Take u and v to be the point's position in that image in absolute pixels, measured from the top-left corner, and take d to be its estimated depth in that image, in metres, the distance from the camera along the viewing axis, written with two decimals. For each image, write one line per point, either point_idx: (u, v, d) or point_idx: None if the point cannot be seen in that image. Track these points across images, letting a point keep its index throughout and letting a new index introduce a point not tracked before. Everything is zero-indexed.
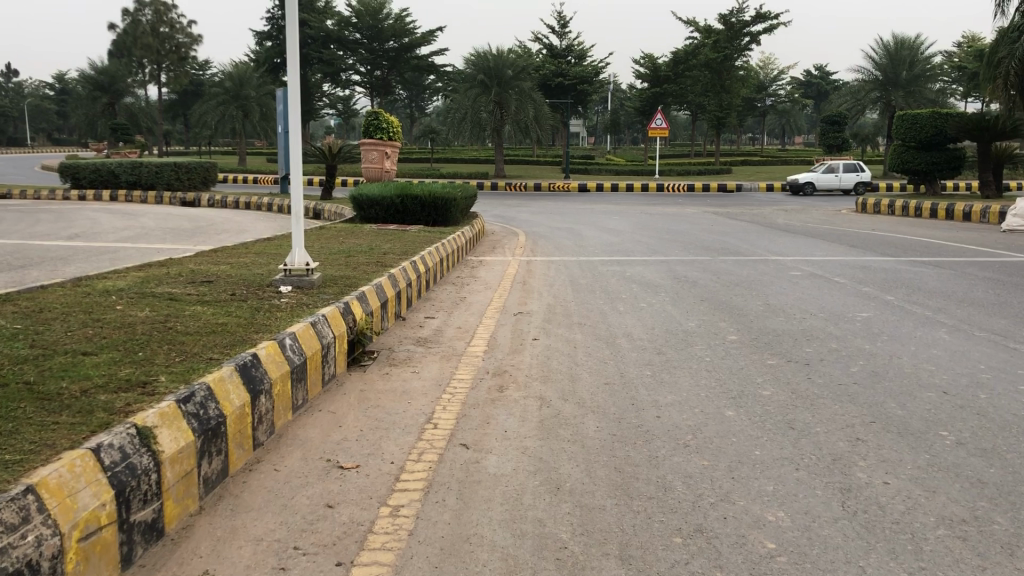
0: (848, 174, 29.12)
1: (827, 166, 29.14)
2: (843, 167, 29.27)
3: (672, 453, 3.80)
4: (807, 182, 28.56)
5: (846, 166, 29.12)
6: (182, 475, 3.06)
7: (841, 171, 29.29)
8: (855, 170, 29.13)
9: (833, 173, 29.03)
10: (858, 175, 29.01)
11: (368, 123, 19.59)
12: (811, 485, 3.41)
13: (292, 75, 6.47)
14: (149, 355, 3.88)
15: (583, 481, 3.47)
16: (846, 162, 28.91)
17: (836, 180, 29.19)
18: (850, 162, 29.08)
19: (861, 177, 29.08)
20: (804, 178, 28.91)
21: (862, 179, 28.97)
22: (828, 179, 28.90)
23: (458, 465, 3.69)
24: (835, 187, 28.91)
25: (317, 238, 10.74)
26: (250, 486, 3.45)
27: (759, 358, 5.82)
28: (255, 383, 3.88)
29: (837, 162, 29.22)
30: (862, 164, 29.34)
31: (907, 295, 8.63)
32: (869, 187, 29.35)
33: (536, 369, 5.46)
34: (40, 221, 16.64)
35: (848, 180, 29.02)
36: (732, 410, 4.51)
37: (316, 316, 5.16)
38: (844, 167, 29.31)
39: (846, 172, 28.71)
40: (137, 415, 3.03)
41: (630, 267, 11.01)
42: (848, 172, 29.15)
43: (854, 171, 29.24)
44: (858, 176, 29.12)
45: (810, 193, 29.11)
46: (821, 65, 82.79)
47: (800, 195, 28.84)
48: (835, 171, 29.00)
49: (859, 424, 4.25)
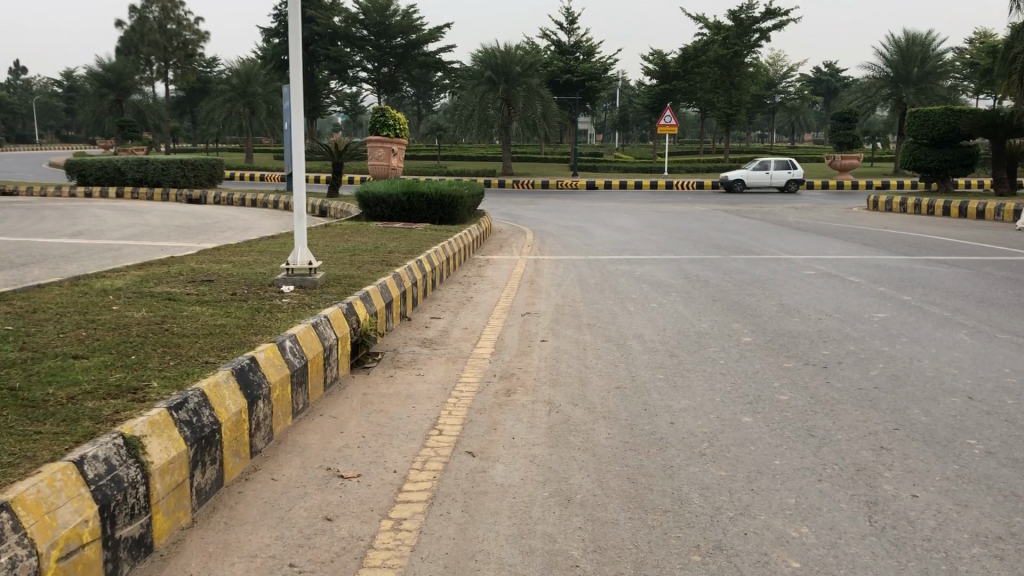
0: (779, 171, 28.68)
1: (759, 163, 28.78)
2: (775, 164, 28.86)
3: (688, 463, 3.64)
4: (735, 180, 28.32)
5: (777, 163, 28.72)
6: (172, 487, 2.90)
7: (773, 168, 28.78)
8: (787, 167, 28.70)
9: (764, 170, 28.65)
10: (789, 172, 28.54)
11: (375, 119, 19.45)
12: (834, 498, 3.24)
13: (295, 70, 6.30)
14: (142, 359, 3.73)
15: (595, 492, 3.30)
16: (777, 160, 28.41)
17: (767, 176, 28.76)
18: (782, 159, 28.67)
19: (792, 174, 28.65)
20: (734, 176, 28.64)
21: (794, 177, 28.46)
22: (759, 176, 28.55)
23: (463, 475, 3.53)
24: (764, 185, 28.60)
25: (322, 236, 10.59)
26: (246, 497, 3.29)
27: (775, 361, 5.63)
28: (252, 388, 3.72)
29: (769, 159, 28.83)
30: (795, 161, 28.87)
31: (924, 296, 8.43)
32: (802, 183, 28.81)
33: (545, 373, 5.29)
34: (45, 218, 16.53)
35: (778, 178, 28.62)
36: (748, 416, 4.34)
37: (318, 317, 5.00)
38: (776, 164, 28.89)
39: (775, 171, 28.31)
40: (125, 424, 2.87)
41: (639, 266, 10.83)
42: (780, 168, 28.71)
43: (786, 168, 28.78)
44: (790, 173, 28.67)
45: (741, 190, 28.84)
46: (830, 62, 82.29)
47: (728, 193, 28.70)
48: (766, 168, 28.62)
49: (882, 432, 4.08)
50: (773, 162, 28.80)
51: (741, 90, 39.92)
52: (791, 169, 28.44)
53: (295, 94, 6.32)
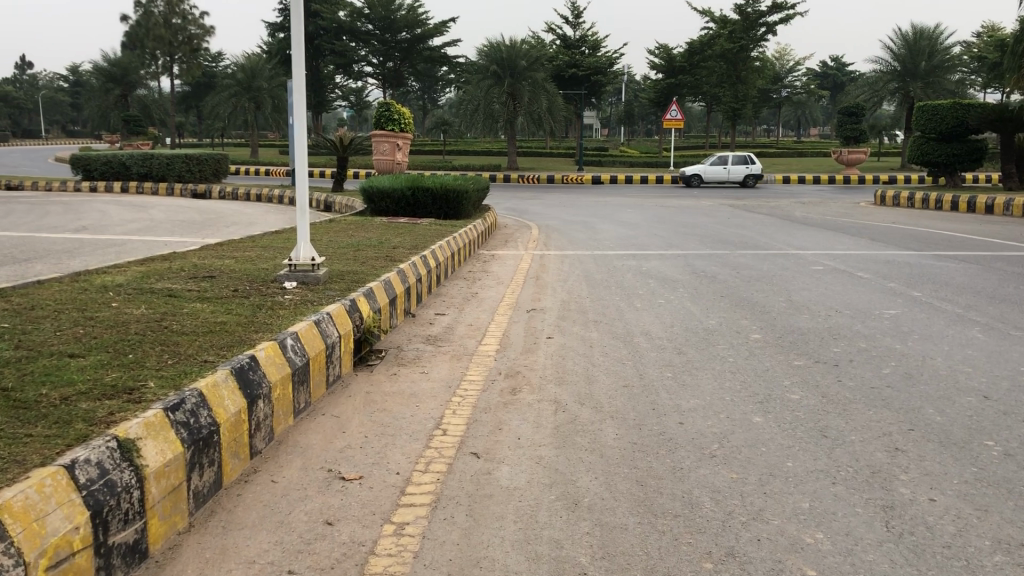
0: (737, 166, 28.53)
1: (718, 158, 28.69)
2: (734, 159, 28.77)
3: (698, 465, 3.55)
4: (690, 175, 28.32)
5: (735, 158, 28.60)
6: (168, 491, 2.82)
7: (731, 163, 28.64)
8: (745, 162, 28.52)
9: (721, 165, 28.57)
10: (746, 167, 28.38)
11: (380, 114, 19.36)
12: (850, 502, 3.15)
13: (297, 63, 6.20)
14: (140, 358, 3.64)
15: (602, 496, 3.21)
16: (734, 155, 28.24)
17: (724, 172, 28.63)
18: (740, 154, 28.53)
19: (749, 169, 28.49)
20: (691, 171, 28.65)
21: (750, 173, 28.24)
22: (715, 171, 28.46)
23: (468, 477, 3.44)
24: (721, 180, 28.52)
25: (326, 231, 10.51)
26: (245, 500, 3.21)
27: (785, 359, 5.54)
28: (251, 388, 3.63)
29: (728, 154, 28.73)
30: (755, 155, 28.60)
31: (934, 292, 8.31)
32: (761, 178, 28.61)
33: (551, 370, 5.21)
34: (50, 213, 16.49)
35: (735, 173, 28.50)
36: (759, 416, 4.25)
37: (320, 314, 4.91)
38: (735, 159, 28.76)
39: (731, 167, 28.18)
40: (120, 425, 2.79)
41: (645, 262, 10.73)
42: (738, 163, 28.56)
43: (744, 163, 28.59)
44: (748, 168, 28.50)
45: (699, 185, 28.84)
46: (837, 57, 82.00)
47: (686, 187, 28.73)
48: (723, 163, 28.53)
49: (896, 432, 3.98)
50: (731, 158, 28.68)
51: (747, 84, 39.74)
52: (748, 165, 28.28)
53: (298, 88, 6.23)
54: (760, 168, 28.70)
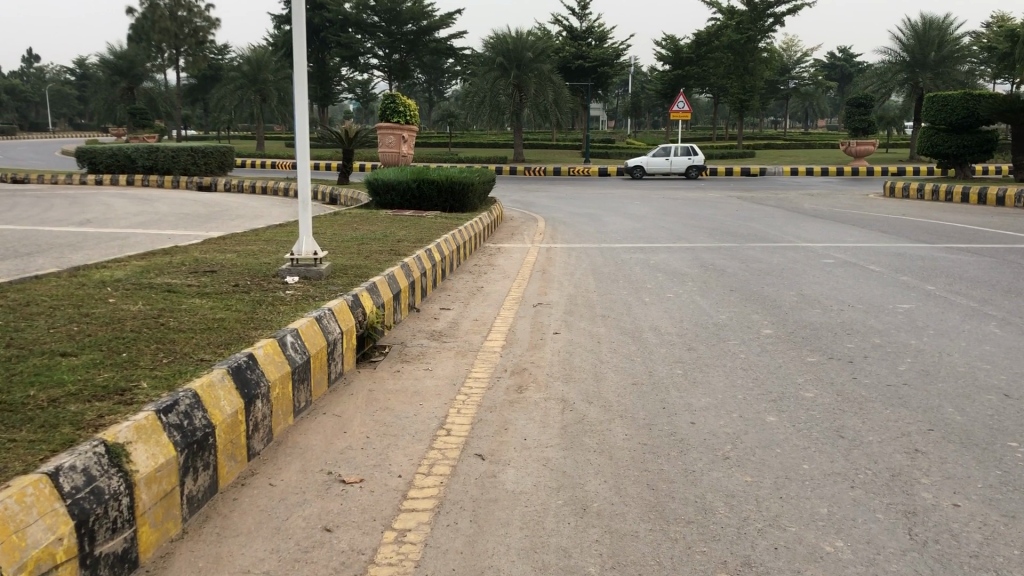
0: (680, 157, 28.62)
1: (660, 149, 28.76)
2: (677, 150, 28.82)
3: (711, 467, 3.42)
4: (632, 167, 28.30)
5: (678, 149, 28.72)
6: (160, 497, 2.71)
7: (674, 154, 28.68)
8: (687, 153, 28.62)
9: (664, 155, 28.64)
10: (689, 158, 28.46)
11: (385, 106, 19.19)
12: (870, 508, 3.03)
13: (298, 53, 6.07)
14: (133, 357, 3.52)
15: (612, 501, 3.09)
16: (677, 146, 28.30)
17: (667, 163, 28.65)
18: (683, 145, 28.65)
19: (692, 161, 28.63)
20: (634, 162, 28.60)
21: (693, 164, 28.35)
22: (659, 162, 28.56)
23: (473, 480, 3.32)
24: (664, 171, 28.62)
25: (331, 224, 10.39)
26: (241, 505, 3.10)
27: (797, 355, 5.40)
28: (249, 387, 3.52)
29: (670, 145, 28.82)
30: (697, 146, 28.75)
31: (949, 285, 8.15)
32: (702, 169, 28.82)
33: (558, 367, 5.09)
34: (54, 206, 16.39)
35: (678, 164, 28.63)
36: (773, 416, 4.12)
37: (321, 310, 4.79)
38: (677, 149, 28.80)
39: (675, 158, 28.23)
40: (108, 430, 2.67)
41: (653, 255, 10.60)
42: (681, 154, 28.70)
43: (687, 154, 28.72)
44: (691, 158, 28.68)
45: (642, 176, 28.84)
46: (846, 48, 81.42)
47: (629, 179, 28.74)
48: (666, 154, 28.57)
49: (915, 433, 3.85)
50: (673, 148, 28.79)
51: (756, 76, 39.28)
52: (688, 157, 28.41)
53: (298, 79, 6.08)
54: (703, 159, 28.87)
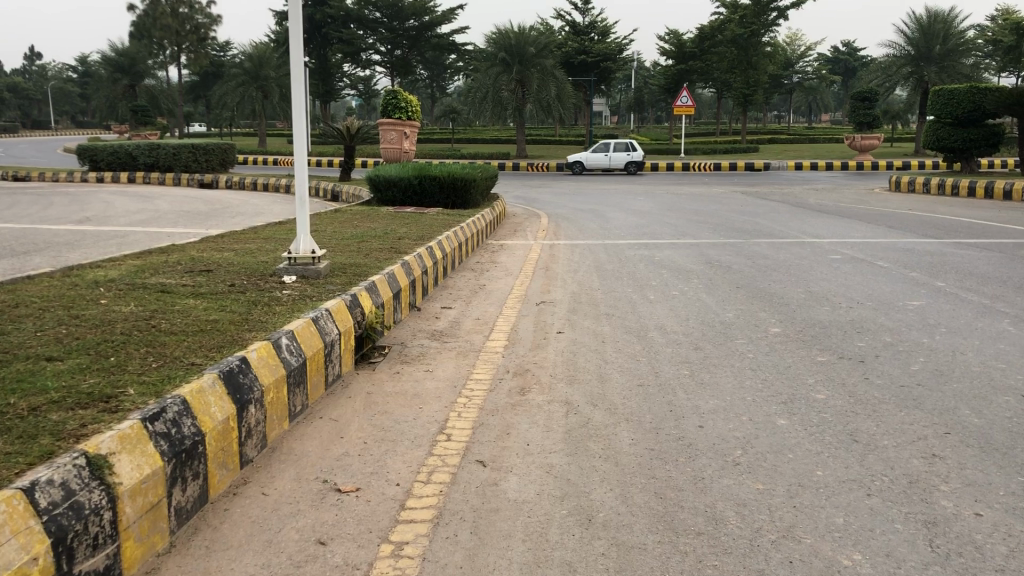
0: (618, 153, 28.51)
1: (601, 144, 28.85)
2: (618, 146, 28.71)
3: (721, 474, 3.30)
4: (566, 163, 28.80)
5: (618, 145, 28.62)
6: (146, 509, 2.59)
7: (613, 150, 28.62)
8: (626, 149, 28.47)
9: (604, 151, 28.66)
10: (626, 155, 28.30)
11: (386, 102, 19.06)
12: (888, 517, 2.90)
13: (295, 48, 5.94)
14: (122, 362, 3.41)
15: (618, 511, 2.97)
16: (612, 143, 28.30)
17: (606, 159, 28.66)
18: (623, 141, 28.52)
19: (630, 157, 28.43)
20: (574, 157, 29.04)
21: (627, 160, 28.16)
22: (597, 158, 28.65)
23: (473, 488, 3.20)
24: (603, 167, 28.64)
25: (331, 221, 10.28)
26: (233, 516, 2.98)
27: (807, 355, 5.26)
28: (242, 393, 3.40)
29: (611, 141, 28.79)
30: (638, 143, 28.49)
31: (959, 281, 8.00)
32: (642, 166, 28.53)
33: (562, 368, 4.96)
34: (54, 204, 16.29)
35: (617, 161, 28.52)
36: (784, 419, 3.99)
37: (318, 311, 4.66)
38: (618, 145, 28.71)
39: (607, 155, 28.33)
40: (90, 439, 2.55)
41: (658, 251, 10.47)
42: (620, 150, 28.56)
43: (627, 150, 28.56)
44: (629, 155, 28.46)
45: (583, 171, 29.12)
46: (850, 42, 81.15)
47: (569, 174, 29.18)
48: (604, 150, 28.62)
49: (931, 437, 3.71)
50: (614, 144, 28.75)
51: (759, 70, 39.14)
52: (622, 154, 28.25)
53: (296, 73, 5.96)
54: (643, 155, 28.56)
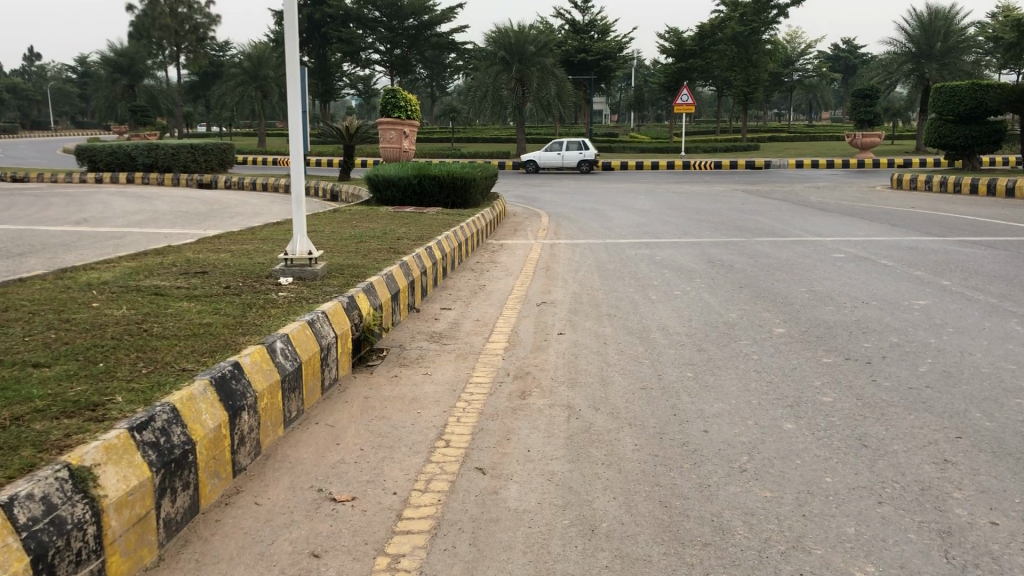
0: (571, 151, 28.67)
1: (554, 142, 29.02)
2: (570, 144, 28.86)
3: (727, 481, 3.21)
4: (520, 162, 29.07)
5: (571, 143, 28.77)
6: (133, 522, 2.50)
7: (566, 149, 28.78)
8: (579, 147, 28.62)
9: (557, 150, 28.82)
10: (578, 153, 28.47)
11: (386, 101, 18.97)
12: (901, 526, 2.81)
13: (290, 46, 5.85)
14: (111, 368, 3.32)
15: (622, 521, 2.88)
16: (564, 142, 28.45)
17: (559, 158, 28.86)
18: (575, 140, 28.66)
19: (582, 155, 28.54)
20: (529, 156, 29.28)
21: (579, 159, 28.33)
22: (551, 157, 28.84)
23: (472, 497, 3.11)
24: (556, 166, 28.84)
25: (330, 221, 10.20)
26: (224, 527, 2.89)
27: (813, 356, 5.17)
28: (234, 399, 3.31)
29: (564, 139, 28.93)
30: (590, 141, 28.62)
31: (964, 280, 7.91)
32: (595, 164, 28.69)
33: (563, 371, 4.87)
34: (52, 205, 16.20)
35: (569, 159, 28.69)
36: (791, 423, 3.90)
37: (314, 313, 4.57)
38: (571, 143, 28.86)
39: (558, 155, 28.52)
40: (75, 450, 2.47)
41: (660, 250, 10.36)
42: (573, 149, 28.71)
43: (580, 148, 28.71)
44: (582, 153, 28.61)
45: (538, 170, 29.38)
46: (849, 39, 81.09)
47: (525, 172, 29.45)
48: (557, 149, 28.80)
49: (943, 441, 3.62)
50: (567, 143, 28.91)
51: (759, 68, 39.06)
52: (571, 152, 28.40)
53: (291, 73, 5.86)
54: (596, 153, 28.68)
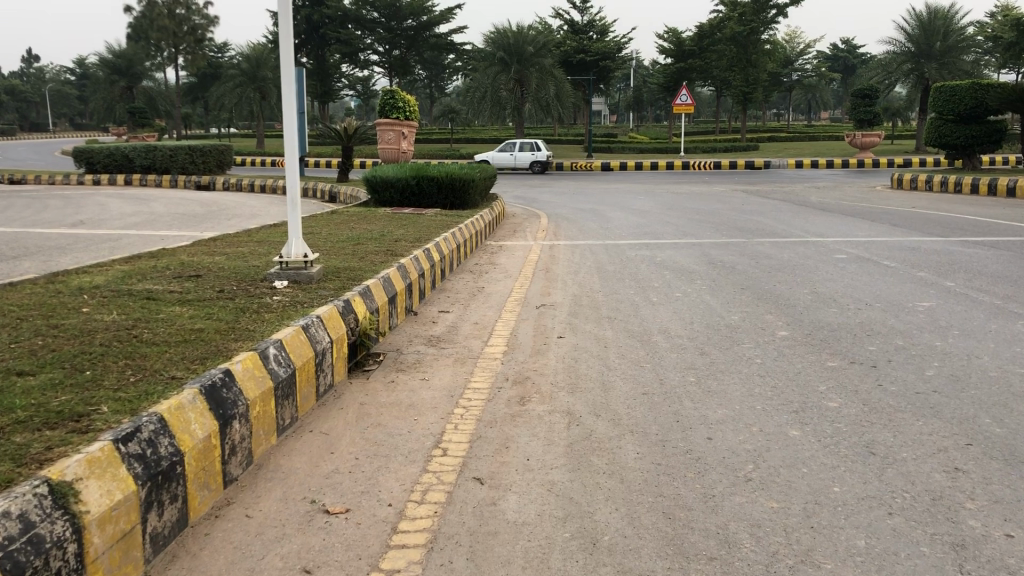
0: (523, 153, 28.84)
1: (507, 144, 29.18)
2: (523, 146, 29.03)
3: (732, 492, 3.12)
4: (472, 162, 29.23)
5: (523, 145, 28.96)
6: (117, 538, 2.40)
7: (519, 150, 28.93)
8: (530, 148, 28.78)
9: (510, 151, 28.99)
10: (530, 155, 28.63)
11: (384, 102, 18.88)
12: (913, 539, 2.72)
13: (285, 47, 5.75)
14: (98, 376, 3.22)
15: (625, 534, 2.79)
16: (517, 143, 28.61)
17: (511, 158, 29.00)
18: (528, 142, 28.83)
19: (534, 156, 28.76)
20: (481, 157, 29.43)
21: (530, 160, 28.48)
22: (504, 158, 28.98)
23: (470, 509, 3.02)
24: (509, 167, 28.99)
25: (328, 223, 10.11)
26: (213, 542, 2.79)
27: (817, 360, 5.08)
28: (225, 408, 3.22)
29: (517, 141, 29.09)
30: (541, 143, 28.80)
31: (968, 281, 7.82)
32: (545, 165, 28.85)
33: (563, 376, 4.77)
34: (49, 207, 16.09)
35: (522, 160, 28.85)
36: (796, 429, 3.81)
37: (309, 318, 4.47)
38: (523, 145, 29.03)
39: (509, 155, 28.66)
40: (56, 465, 2.38)
41: (660, 252, 10.27)
42: (525, 150, 28.87)
43: (532, 150, 28.87)
44: (534, 155, 28.78)
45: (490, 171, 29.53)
46: (848, 39, 81.04)
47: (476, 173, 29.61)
48: (509, 150, 28.96)
49: (953, 448, 3.53)
50: (519, 144, 29.08)
51: (759, 68, 38.95)
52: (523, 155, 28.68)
53: (286, 73, 5.76)
54: (547, 155, 28.85)
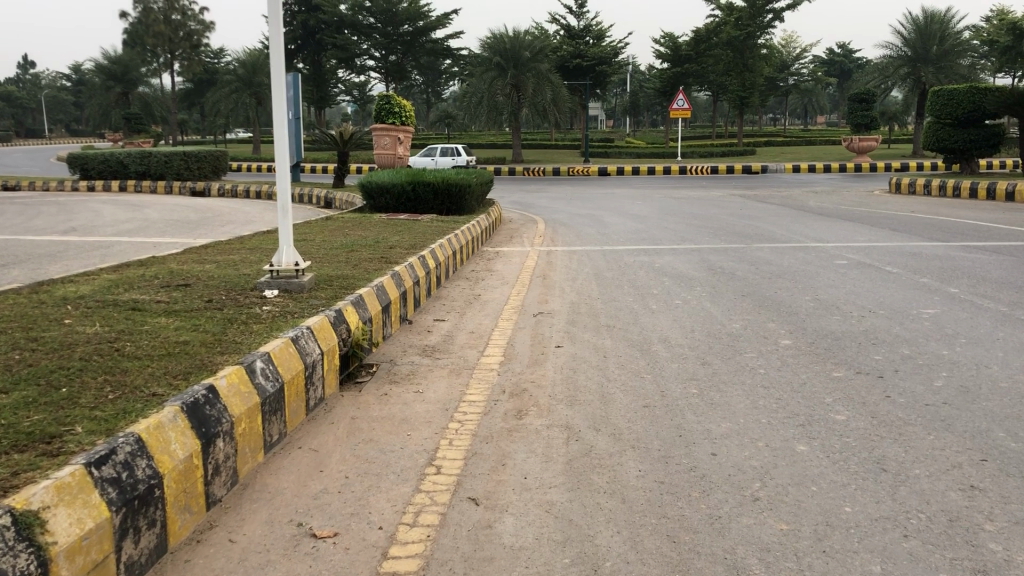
0: (444, 158, 28.95)
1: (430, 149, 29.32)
2: (443, 151, 29.17)
3: (739, 512, 2.99)
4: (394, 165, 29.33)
5: (445, 150, 29.10)
6: (88, 569, 2.26)
7: (440, 155, 29.05)
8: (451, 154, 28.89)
9: (432, 156, 29.11)
10: (450, 160, 28.75)
11: (379, 107, 18.67)
12: (932, 565, 2.58)
13: (275, 51, 5.62)
14: (74, 393, 3.08)
15: (627, 559, 2.65)
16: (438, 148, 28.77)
17: (431, 163, 29.12)
18: (449, 147, 28.96)
19: (455, 161, 28.86)
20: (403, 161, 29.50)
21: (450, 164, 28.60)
22: (425, 162, 29.11)
23: (464, 532, 2.88)
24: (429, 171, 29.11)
25: (321, 230, 9.97)
26: (194, 569, 2.65)
27: (822, 370, 4.94)
28: (208, 426, 3.07)
29: (440, 146, 29.24)
30: (462, 149, 28.92)
31: (973, 288, 7.68)
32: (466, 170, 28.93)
33: (562, 388, 4.63)
34: (42, 214, 15.97)
35: (442, 164, 28.95)
36: (804, 445, 3.67)
37: (298, 329, 4.33)
38: (445, 151, 29.15)
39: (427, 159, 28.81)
40: (21, 493, 2.24)
41: (659, 258, 10.14)
42: (446, 156, 28.99)
43: (453, 155, 29.00)
44: (455, 160, 28.89)
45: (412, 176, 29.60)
46: (844, 44, 81.14)
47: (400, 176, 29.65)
48: (431, 156, 29.11)
49: (967, 465, 3.39)
50: (441, 149, 29.21)
51: (755, 72, 38.89)
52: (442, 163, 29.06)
53: (275, 78, 5.63)
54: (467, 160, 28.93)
